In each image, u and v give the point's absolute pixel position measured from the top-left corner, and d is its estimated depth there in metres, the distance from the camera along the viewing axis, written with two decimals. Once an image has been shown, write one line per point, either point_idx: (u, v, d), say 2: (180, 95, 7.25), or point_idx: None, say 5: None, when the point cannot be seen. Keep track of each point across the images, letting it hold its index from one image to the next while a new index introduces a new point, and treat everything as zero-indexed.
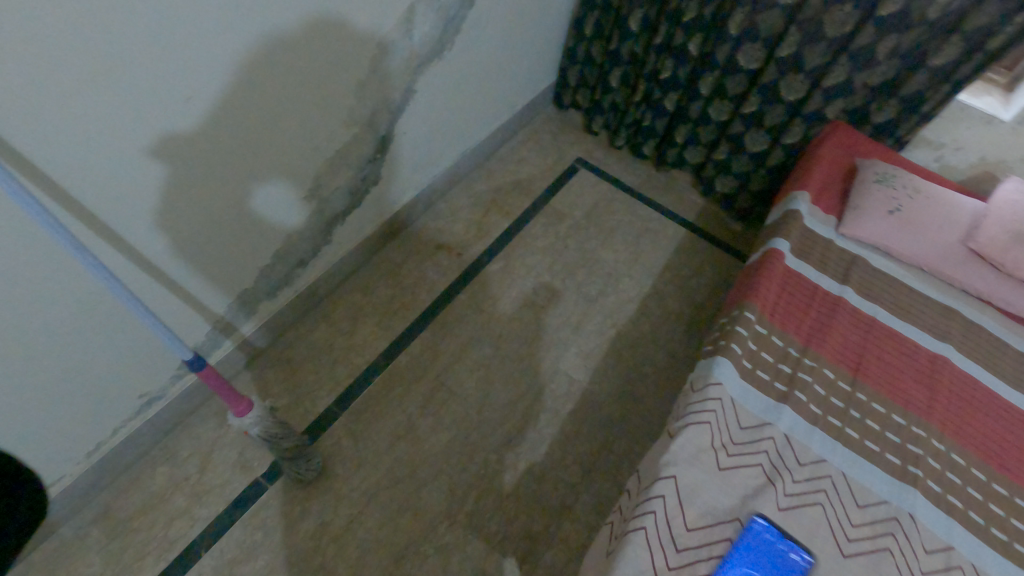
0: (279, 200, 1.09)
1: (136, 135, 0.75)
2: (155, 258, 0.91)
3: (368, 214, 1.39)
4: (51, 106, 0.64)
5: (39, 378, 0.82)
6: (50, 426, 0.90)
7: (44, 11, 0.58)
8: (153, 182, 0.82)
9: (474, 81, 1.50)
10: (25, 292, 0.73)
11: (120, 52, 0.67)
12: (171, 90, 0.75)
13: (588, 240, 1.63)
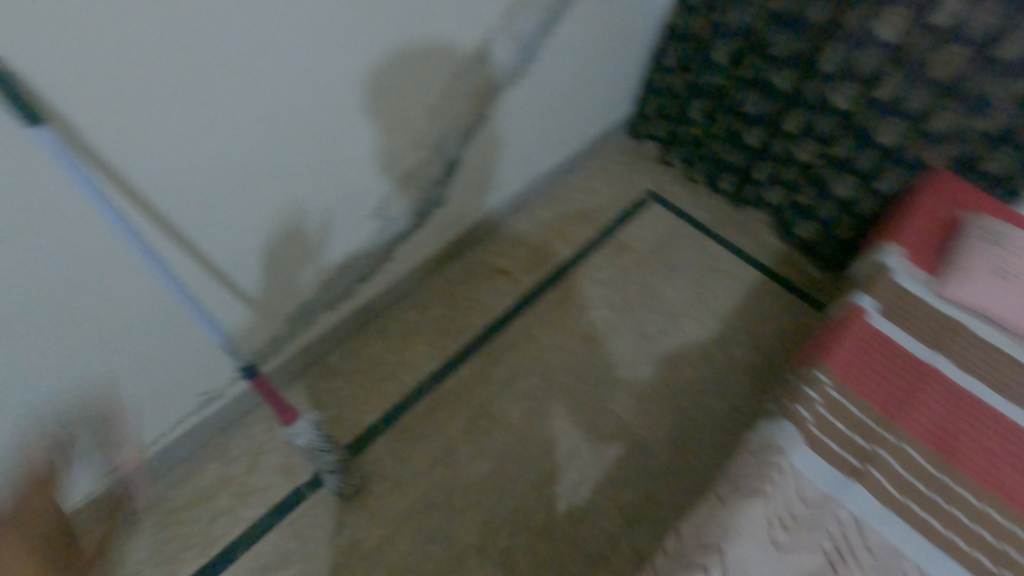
0: (345, 216, 1.12)
1: (213, 148, 0.79)
2: (221, 264, 0.96)
3: (430, 234, 1.41)
4: (137, 120, 0.69)
5: (103, 369, 0.88)
6: (115, 413, 0.96)
7: (137, 34, 0.62)
8: (226, 194, 0.86)
9: (548, 108, 1.50)
10: (101, 288, 0.79)
11: (203, 73, 0.71)
12: (245, 106, 0.79)
13: (652, 276, 1.57)
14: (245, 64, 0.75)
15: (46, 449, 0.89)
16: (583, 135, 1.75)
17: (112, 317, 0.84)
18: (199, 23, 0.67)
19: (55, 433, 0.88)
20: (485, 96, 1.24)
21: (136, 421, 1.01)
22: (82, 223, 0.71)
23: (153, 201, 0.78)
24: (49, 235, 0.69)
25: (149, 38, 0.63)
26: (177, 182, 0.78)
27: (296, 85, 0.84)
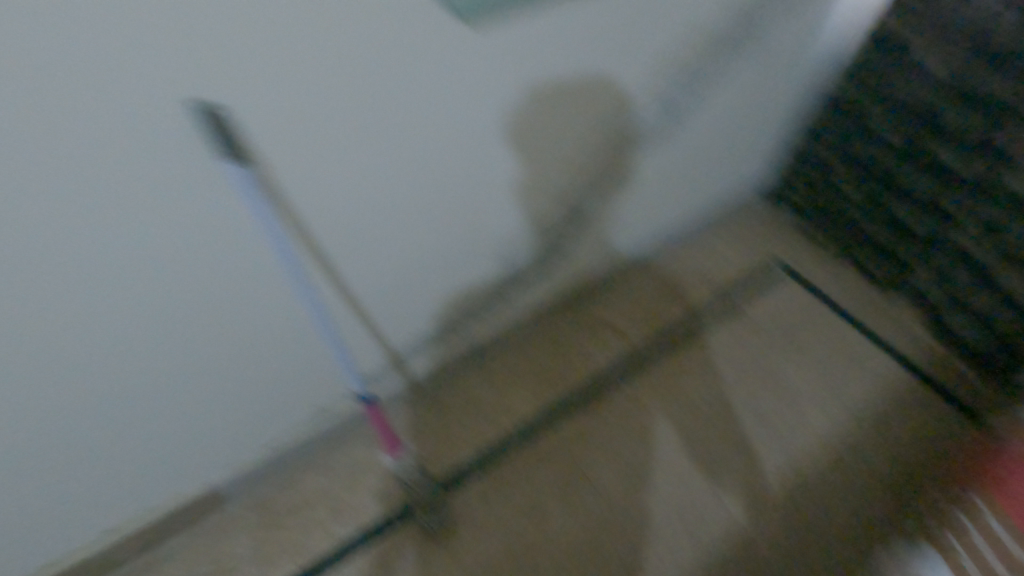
0: (470, 254, 1.17)
1: (365, 184, 0.87)
2: (355, 289, 1.03)
3: (547, 281, 1.41)
4: (309, 159, 0.77)
5: (235, 368, 0.97)
6: (241, 410, 1.05)
7: (322, 88, 0.70)
8: (369, 226, 0.93)
9: (682, 168, 1.47)
10: (252, 297, 0.88)
11: (368, 121, 0.78)
12: (393, 148, 0.85)
13: (774, 354, 1.45)
14: (400, 112, 0.81)
15: (180, 433, 0.99)
16: (715, 196, 1.69)
17: (250, 323, 0.92)
18: (366, 76, 0.73)
19: (192, 419, 0.98)
20: (622, 152, 1.24)
21: (255, 421, 1.09)
22: (243, 242, 0.80)
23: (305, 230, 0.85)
24: (213, 248, 0.78)
25: (321, 88, 0.71)
26: (325, 213, 0.85)
27: (440, 130, 0.89)
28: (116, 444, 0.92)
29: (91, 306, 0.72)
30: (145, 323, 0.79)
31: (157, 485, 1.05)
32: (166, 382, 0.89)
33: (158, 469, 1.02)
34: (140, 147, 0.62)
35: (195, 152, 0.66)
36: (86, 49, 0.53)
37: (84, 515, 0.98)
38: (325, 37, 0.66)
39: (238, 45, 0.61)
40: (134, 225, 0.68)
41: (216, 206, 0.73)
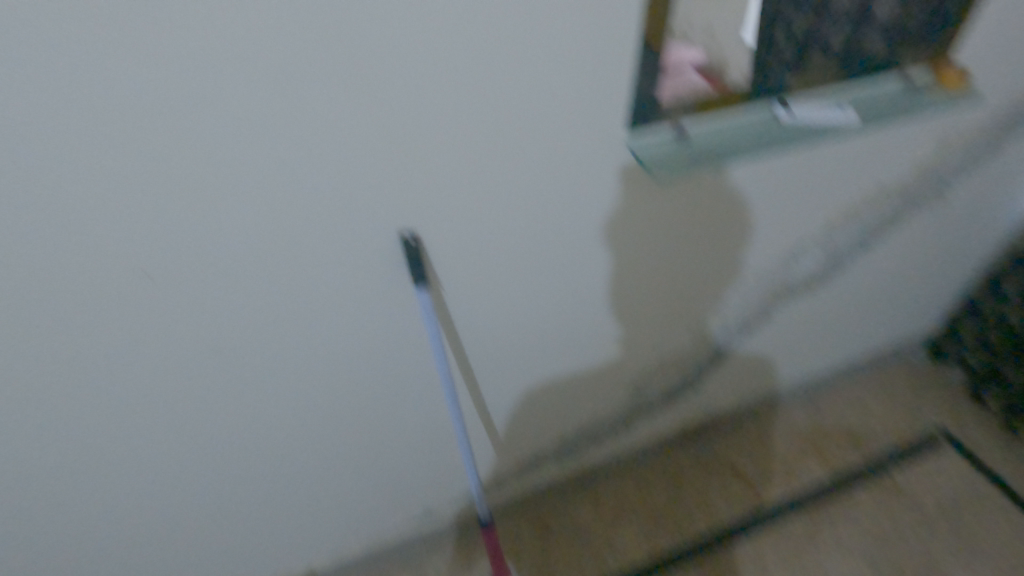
0: (601, 378, 1.15)
1: (520, 306, 0.91)
2: (489, 400, 1.04)
3: (672, 411, 1.35)
4: (479, 281, 0.83)
5: (359, 465, 1.00)
6: (359, 501, 1.07)
7: (503, 221, 0.77)
8: (515, 344, 0.96)
9: (835, 314, 1.37)
10: (400, 398, 0.93)
11: (537, 251, 0.84)
12: (542, 278, 0.88)
13: (935, 543, 1.24)
14: (554, 247, 0.85)
15: (299, 514, 1.02)
16: (866, 346, 1.55)
17: (384, 426, 0.95)
18: (529, 214, 0.78)
19: (316, 502, 1.02)
20: (770, 292, 1.19)
21: (363, 516, 1.10)
22: (394, 350, 0.85)
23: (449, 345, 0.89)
24: (371, 353, 0.84)
25: (489, 224, 0.77)
26: (470, 331, 0.89)
27: (594, 264, 0.91)
28: (241, 517, 0.96)
29: (256, 390, 0.80)
30: (296, 411, 0.86)
31: (264, 561, 1.07)
32: (298, 467, 0.94)
33: (270, 546, 1.05)
34: (349, 259, 0.71)
35: (370, 269, 0.74)
36: (307, 189, 0.63)
37: None
38: (499, 182, 0.73)
39: (425, 187, 0.69)
40: (308, 325, 0.76)
41: (377, 318, 0.79)
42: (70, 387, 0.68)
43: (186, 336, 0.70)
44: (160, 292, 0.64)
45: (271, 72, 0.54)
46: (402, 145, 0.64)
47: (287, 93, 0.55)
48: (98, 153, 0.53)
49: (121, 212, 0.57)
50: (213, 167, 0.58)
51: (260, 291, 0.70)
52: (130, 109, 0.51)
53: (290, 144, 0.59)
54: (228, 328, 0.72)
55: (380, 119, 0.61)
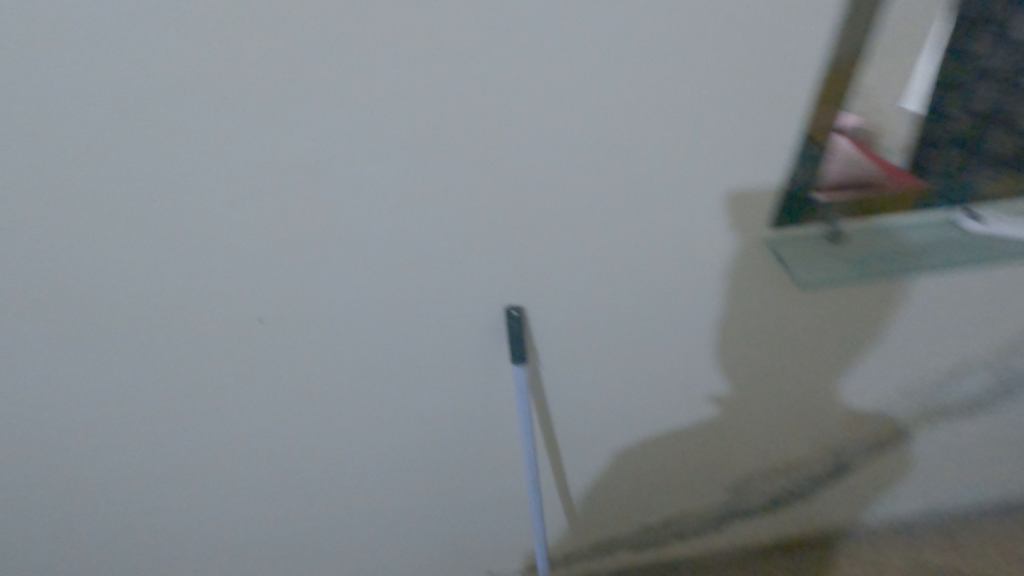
0: (696, 477, 1.05)
1: (619, 392, 0.85)
2: (571, 477, 0.99)
3: (774, 520, 1.20)
4: (578, 362, 0.78)
5: (430, 524, 0.97)
6: (426, 559, 1.03)
7: (612, 308, 0.73)
8: (608, 427, 0.90)
9: (997, 442, 1.15)
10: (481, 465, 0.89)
11: (646, 340, 0.78)
12: (649, 377, 0.82)
13: None
14: (667, 348, 0.79)
15: (366, 565, 1.00)
16: None
17: (461, 497, 0.93)
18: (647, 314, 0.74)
19: (384, 555, 1.00)
20: (915, 411, 1.02)
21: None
22: (485, 426, 0.83)
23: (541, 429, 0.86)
24: (457, 419, 0.81)
25: (596, 308, 0.72)
26: (566, 419, 0.85)
27: (708, 369, 0.84)
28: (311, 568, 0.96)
29: (346, 449, 0.81)
30: (378, 470, 0.85)
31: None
32: (371, 528, 0.93)
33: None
34: (450, 329, 0.70)
35: (475, 353, 0.72)
36: (428, 275, 0.63)
37: None
38: (621, 281, 0.69)
39: (543, 281, 0.67)
40: (406, 397, 0.76)
41: (474, 398, 0.78)
42: (175, 420, 0.72)
43: (294, 396, 0.72)
44: (277, 354, 0.67)
45: (415, 170, 0.55)
46: (518, 228, 0.62)
47: (426, 189, 0.57)
48: (249, 231, 0.56)
49: (258, 283, 0.60)
50: (344, 251, 0.59)
51: (368, 362, 0.70)
52: (281, 195, 0.55)
53: (417, 233, 0.60)
54: (325, 381, 0.72)
55: (510, 216, 0.60)
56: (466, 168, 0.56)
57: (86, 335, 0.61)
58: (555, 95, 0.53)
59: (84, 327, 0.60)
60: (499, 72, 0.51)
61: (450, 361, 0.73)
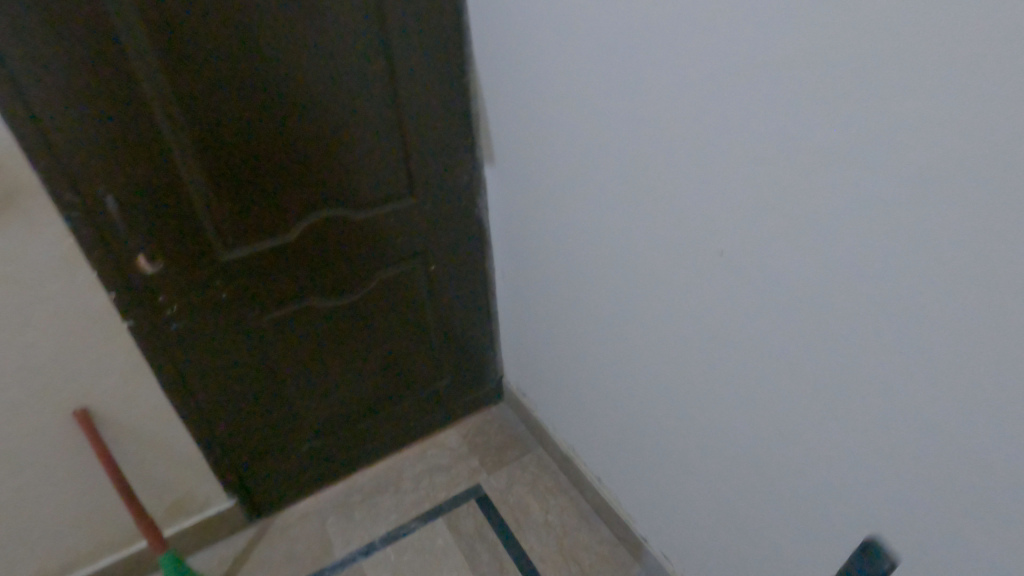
0: None
1: (869, 490, 0.68)
2: (786, 550, 0.85)
3: None
4: (827, 410, 0.69)
5: (665, 458, 1.06)
6: (652, 490, 1.13)
7: (877, 370, 0.61)
8: (845, 526, 0.73)
9: None
10: (714, 441, 0.91)
11: (914, 449, 0.60)
12: (885, 483, 0.65)
13: None
14: (914, 463, 0.61)
15: (619, 448, 1.20)
16: None
17: (692, 453, 0.98)
18: (978, 490, 0.55)
19: (634, 458, 1.16)
20: None
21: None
22: (715, 393, 0.87)
23: (825, 529, 0.76)
24: (708, 373, 0.87)
25: (858, 353, 0.63)
26: (775, 433, 0.79)
27: (981, 535, 0.57)
28: (627, 474, 1.20)
29: (625, 320, 1.03)
30: (649, 371, 1.01)
31: (618, 529, 1.28)
32: (668, 476, 1.07)
33: (630, 519, 1.24)
34: (730, 282, 0.76)
35: (713, 295, 0.80)
36: (758, 279, 0.72)
37: (563, 419, 1.39)
38: (920, 393, 0.58)
39: (866, 348, 0.62)
40: (665, 314, 0.92)
41: (766, 428, 0.80)
42: (573, 242, 1.09)
43: (639, 315, 0.98)
44: (601, 217, 0.98)
45: (668, 122, 0.76)
46: (810, 215, 0.62)
47: (701, 160, 0.74)
48: (601, 128, 0.90)
49: (645, 234, 0.89)
50: (642, 178, 0.85)
51: (670, 300, 0.89)
52: (614, 106, 0.85)
53: (689, 159, 0.75)
54: (644, 266, 0.92)
55: (827, 247, 0.62)
56: (769, 180, 0.66)
57: (544, 157, 1.08)
58: (851, 92, 0.54)
59: (556, 153, 1.04)
60: (821, 61, 0.56)
61: (762, 376, 0.77)
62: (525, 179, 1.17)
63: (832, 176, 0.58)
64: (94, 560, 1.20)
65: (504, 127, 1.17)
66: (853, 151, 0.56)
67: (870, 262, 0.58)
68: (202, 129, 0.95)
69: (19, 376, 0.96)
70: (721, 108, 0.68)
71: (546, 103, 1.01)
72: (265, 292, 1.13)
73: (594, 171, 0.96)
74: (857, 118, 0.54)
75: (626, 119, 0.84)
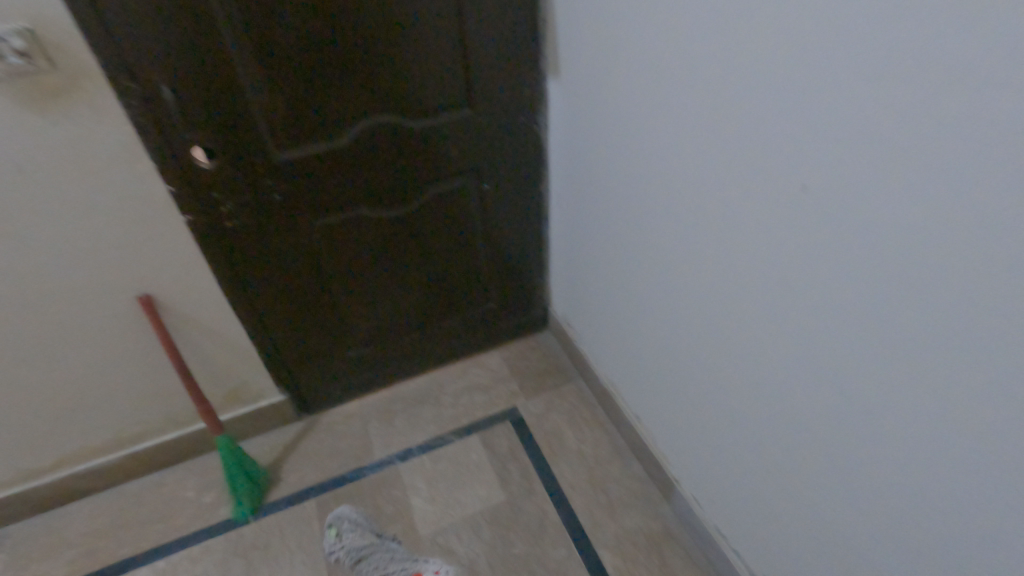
0: None
1: (918, 472, 0.61)
2: (817, 513, 0.81)
3: None
4: (883, 382, 0.62)
5: (704, 406, 1.01)
6: (688, 435, 1.10)
7: (950, 346, 0.53)
8: (885, 503, 0.67)
9: None
10: (755, 397, 0.86)
11: (982, 439, 0.53)
12: (940, 469, 0.58)
13: None
14: (976, 450, 0.54)
15: (659, 390, 1.16)
16: None
17: (731, 405, 0.93)
18: None
19: (673, 402, 1.12)
20: None
21: (718, 524, 1.09)
22: (762, 347, 0.80)
23: (867, 503, 0.71)
24: (756, 327, 0.80)
25: (930, 325, 0.54)
26: (820, 397, 0.72)
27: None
28: (664, 416, 1.17)
29: (675, 260, 0.95)
30: (695, 316, 0.95)
31: (650, 468, 1.27)
32: (707, 423, 1.02)
33: (664, 460, 1.22)
34: (793, 228, 0.68)
35: (772, 242, 0.71)
36: (831, 227, 0.62)
37: (606, 354, 1.36)
38: (1003, 378, 0.49)
39: (958, 317, 0.51)
40: (717, 258, 0.84)
41: (812, 391, 0.73)
42: (631, 170, 1.00)
43: (695, 253, 0.89)
44: (662, 144, 0.88)
45: (750, 34, 0.65)
46: (901, 154, 0.52)
47: (784, 82, 0.62)
48: (671, 40, 0.78)
49: (711, 162, 0.78)
50: (710, 102, 0.75)
51: (724, 245, 0.81)
52: (688, 13, 0.73)
53: (767, 80, 0.64)
54: (701, 203, 0.83)
55: (931, 190, 0.50)
56: (857, 109, 0.55)
57: (610, 71, 0.97)
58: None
59: (623, 67, 0.93)
60: None
61: (824, 334, 0.68)
62: (589, 96, 1.07)
63: (941, 107, 0.47)
64: (160, 433, 1.32)
65: (571, 34, 1.05)
66: (972, 76, 0.44)
67: (965, 219, 0.48)
68: (255, 21, 0.91)
69: (87, 258, 1.01)
70: (826, 6, 0.55)
71: (617, 6, 0.89)
72: (316, 196, 1.12)
73: (664, 83, 0.83)
74: (1010, 25, 0.41)
75: (700, 30, 0.72)
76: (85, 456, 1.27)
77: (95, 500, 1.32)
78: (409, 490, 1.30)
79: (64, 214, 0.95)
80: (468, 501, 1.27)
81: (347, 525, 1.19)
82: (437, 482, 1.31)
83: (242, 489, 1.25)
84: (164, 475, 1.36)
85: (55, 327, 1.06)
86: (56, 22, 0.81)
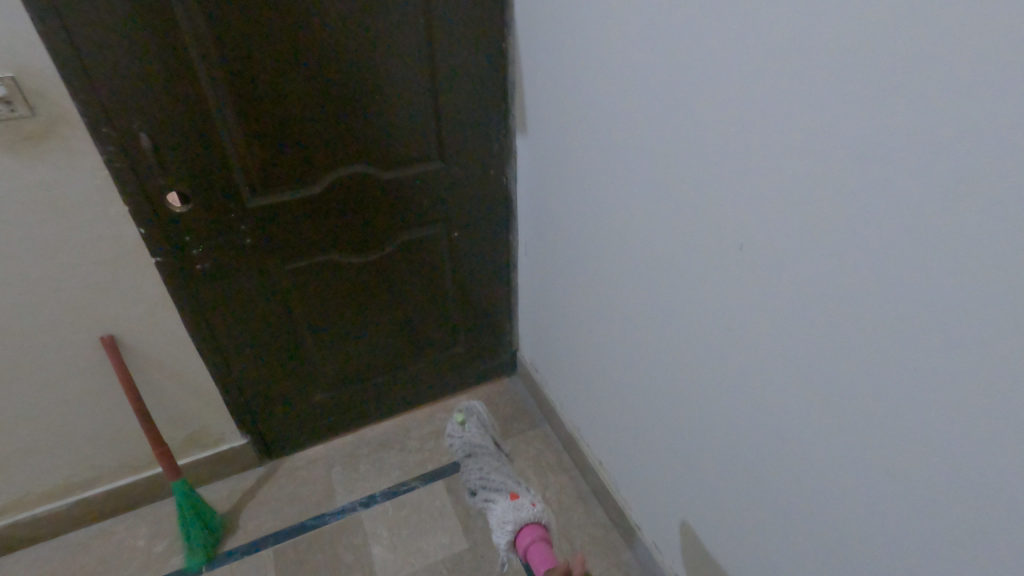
0: None
1: (853, 512, 0.65)
2: (770, 555, 0.83)
3: None
4: (817, 427, 0.67)
5: (664, 451, 1.04)
6: (649, 481, 1.12)
7: (866, 394, 0.58)
8: (828, 544, 0.71)
9: None
10: (711, 441, 0.89)
11: (901, 479, 0.57)
12: (870, 508, 0.62)
13: None
14: (898, 490, 0.58)
15: (622, 435, 1.18)
16: None
17: (689, 450, 0.96)
18: (972, 526, 0.51)
19: (634, 447, 1.15)
20: None
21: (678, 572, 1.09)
22: (716, 393, 0.85)
23: (812, 545, 0.74)
24: (711, 373, 0.84)
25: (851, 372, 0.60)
26: (767, 441, 0.76)
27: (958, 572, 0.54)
28: (626, 462, 1.19)
29: (636, 310, 1.00)
30: (656, 362, 0.99)
31: (613, 514, 1.27)
32: (666, 468, 1.05)
33: (626, 505, 1.23)
34: (736, 283, 0.73)
35: (721, 294, 0.77)
36: (769, 283, 0.68)
37: (571, 400, 1.39)
38: (912, 424, 0.54)
39: (871, 362, 0.57)
40: (674, 307, 0.89)
41: (760, 434, 0.77)
42: (593, 224, 1.07)
43: (653, 301, 0.94)
44: (623, 201, 0.95)
45: (694, 111, 0.72)
46: (819, 224, 0.58)
47: (723, 155, 0.70)
48: (631, 111, 0.86)
49: (666, 220, 0.85)
50: (664, 166, 0.82)
51: (680, 295, 0.87)
52: (644, 89, 0.82)
53: (710, 153, 0.72)
54: (658, 256, 0.90)
55: (846, 255, 0.56)
56: (783, 183, 0.62)
57: (573, 133, 1.04)
58: (870, 101, 0.50)
59: (585, 129, 1.00)
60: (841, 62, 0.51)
61: (767, 380, 0.73)
62: (554, 152, 1.14)
63: (845, 184, 0.54)
64: (113, 479, 1.28)
65: (537, 97, 1.13)
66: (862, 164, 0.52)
67: (873, 280, 0.54)
68: (235, 76, 0.96)
69: (50, 298, 1.01)
70: (755, 92, 0.62)
71: (580, 76, 0.97)
72: (288, 240, 1.15)
73: (624, 147, 0.91)
74: (893, 117, 0.48)
75: (654, 105, 0.80)
76: (34, 502, 1.22)
77: (40, 549, 1.26)
78: (370, 538, 1.28)
79: (31, 255, 0.95)
80: (430, 548, 1.25)
81: (475, 421, 1.06)
82: (400, 528, 1.29)
83: (195, 536, 1.21)
84: (117, 522, 1.32)
85: (13, 367, 1.04)
86: (42, 73, 0.84)
